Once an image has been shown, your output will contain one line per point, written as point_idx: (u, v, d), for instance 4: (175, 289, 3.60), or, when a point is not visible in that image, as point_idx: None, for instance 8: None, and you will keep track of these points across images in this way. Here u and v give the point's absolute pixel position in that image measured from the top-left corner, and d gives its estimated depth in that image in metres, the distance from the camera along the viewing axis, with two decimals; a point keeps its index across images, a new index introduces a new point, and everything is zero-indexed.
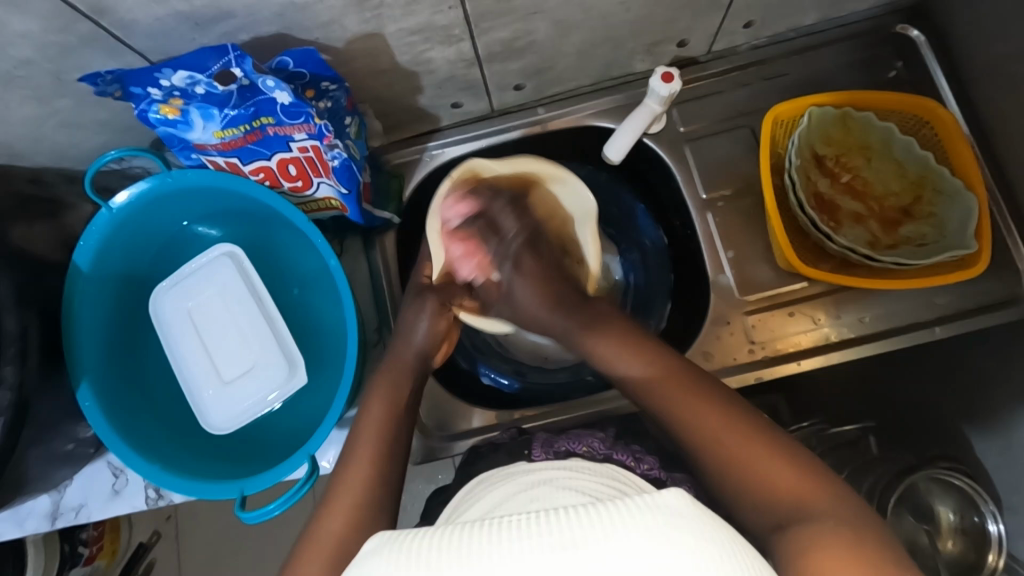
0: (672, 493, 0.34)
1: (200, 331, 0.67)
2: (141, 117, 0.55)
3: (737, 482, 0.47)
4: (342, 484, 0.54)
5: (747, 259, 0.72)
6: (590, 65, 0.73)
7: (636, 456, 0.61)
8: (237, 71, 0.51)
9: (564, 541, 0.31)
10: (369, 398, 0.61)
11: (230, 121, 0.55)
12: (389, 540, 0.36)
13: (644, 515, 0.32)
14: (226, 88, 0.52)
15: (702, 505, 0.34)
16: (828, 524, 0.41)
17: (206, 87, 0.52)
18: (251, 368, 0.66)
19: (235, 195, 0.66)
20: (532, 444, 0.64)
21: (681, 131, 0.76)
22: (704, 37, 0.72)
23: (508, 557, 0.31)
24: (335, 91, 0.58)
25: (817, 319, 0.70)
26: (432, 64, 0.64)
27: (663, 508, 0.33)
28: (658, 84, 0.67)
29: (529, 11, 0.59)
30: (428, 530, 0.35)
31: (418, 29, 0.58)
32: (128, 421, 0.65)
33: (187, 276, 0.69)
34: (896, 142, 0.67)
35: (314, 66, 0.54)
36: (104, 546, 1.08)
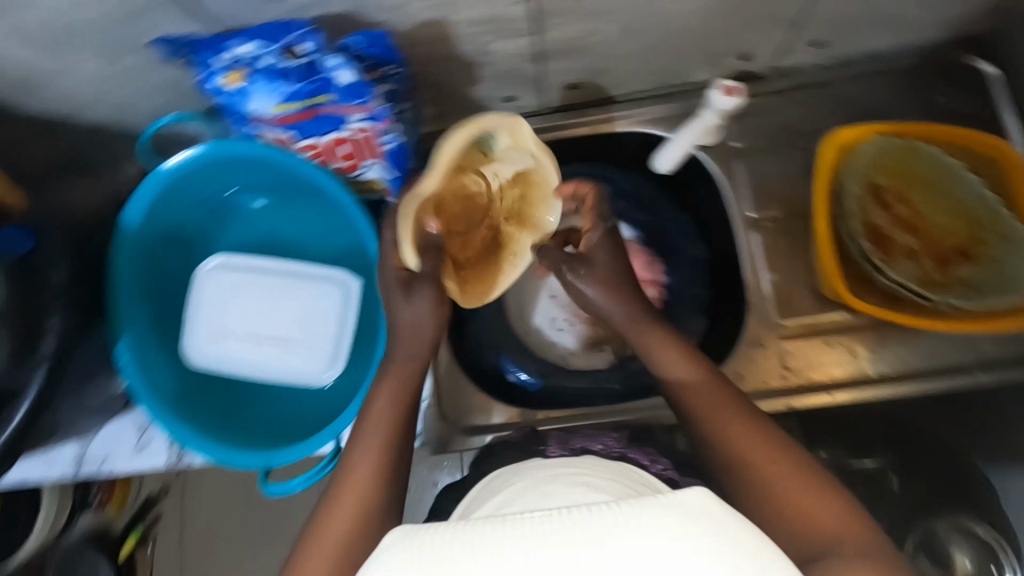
0: (695, 491, 0.34)
1: (243, 331, 0.67)
2: (203, 83, 0.55)
3: (782, 506, 0.45)
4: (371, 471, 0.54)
5: (788, 284, 0.71)
6: (650, 71, 0.71)
7: (650, 456, 0.61)
8: (305, 47, 0.52)
9: (593, 537, 0.31)
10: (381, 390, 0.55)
11: (290, 96, 0.55)
12: (407, 539, 0.35)
13: (670, 514, 0.32)
14: (291, 63, 0.53)
15: (724, 505, 0.34)
16: (864, 565, 0.40)
17: (271, 61, 0.53)
18: (312, 314, 0.67)
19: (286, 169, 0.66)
20: (548, 440, 0.65)
21: (734, 146, 0.75)
22: (770, 52, 0.71)
23: (539, 552, 0.31)
24: (398, 75, 0.57)
25: (856, 352, 0.68)
26: (494, 56, 0.64)
27: (685, 506, 0.33)
28: (719, 99, 0.65)
29: (598, 11, 0.58)
30: (448, 524, 0.35)
31: (485, 21, 0.57)
32: (159, 379, 0.65)
33: (198, 302, 0.67)
34: (961, 180, 0.64)
35: (381, 49, 0.55)
36: (115, 495, 1.07)
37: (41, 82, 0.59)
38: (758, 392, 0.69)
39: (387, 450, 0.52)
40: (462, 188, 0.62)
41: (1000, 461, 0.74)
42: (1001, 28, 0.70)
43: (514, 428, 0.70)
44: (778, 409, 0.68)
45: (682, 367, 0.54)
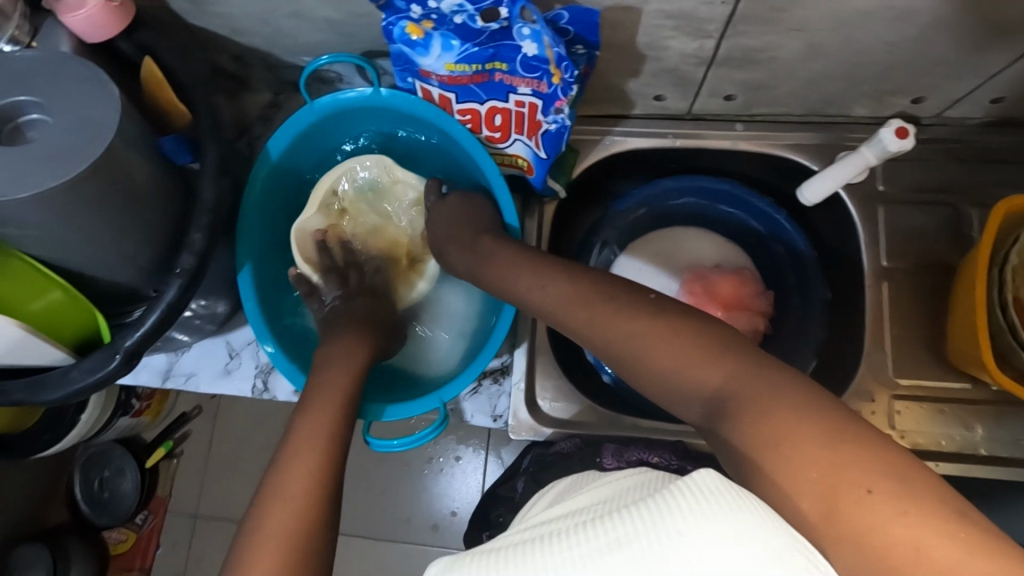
0: (706, 471, 0.30)
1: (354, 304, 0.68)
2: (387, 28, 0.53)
3: (743, 429, 0.38)
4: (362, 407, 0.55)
5: (911, 342, 0.68)
6: (811, 96, 0.68)
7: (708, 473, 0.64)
8: (503, 11, 0.50)
9: (618, 539, 0.29)
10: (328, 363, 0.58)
11: (467, 57, 0.54)
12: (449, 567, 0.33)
13: (684, 501, 0.29)
14: (484, 25, 0.51)
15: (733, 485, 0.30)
16: (778, 402, 0.37)
17: (465, 19, 0.51)
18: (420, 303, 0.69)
19: (436, 128, 0.65)
20: (604, 451, 0.65)
21: (878, 189, 0.72)
22: (942, 99, 0.67)
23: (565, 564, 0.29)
24: (583, 57, 0.55)
25: (970, 426, 0.66)
26: (665, 52, 0.62)
27: (697, 491, 0.29)
28: (888, 138, 0.62)
29: (793, 26, 0.56)
30: (484, 554, 0.32)
31: (677, 14, 0.55)
32: (272, 311, 0.64)
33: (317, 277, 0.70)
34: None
35: (585, 28, 0.52)
36: (151, 406, 1.04)
37: None
38: None
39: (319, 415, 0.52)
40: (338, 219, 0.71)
41: None
42: None
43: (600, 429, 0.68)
44: None
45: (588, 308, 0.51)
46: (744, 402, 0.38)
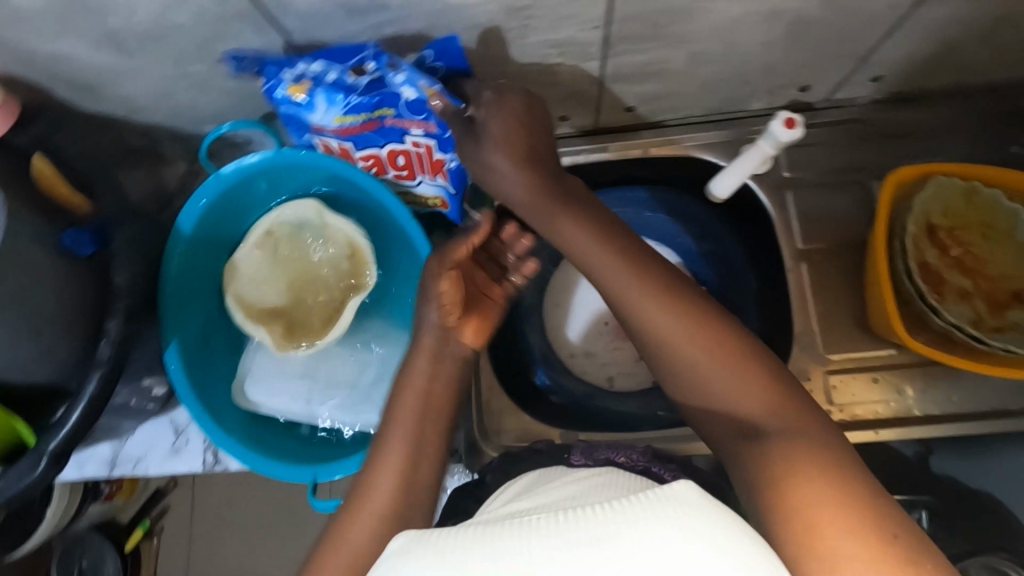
0: (682, 483, 0.34)
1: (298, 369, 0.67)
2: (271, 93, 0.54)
3: (796, 479, 0.42)
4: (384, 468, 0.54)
5: (838, 319, 0.71)
6: (707, 98, 0.71)
7: (673, 471, 0.61)
8: (371, 64, 0.51)
9: (593, 536, 0.32)
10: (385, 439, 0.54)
11: (352, 108, 0.55)
12: (413, 537, 0.36)
13: (661, 508, 0.33)
14: (358, 78, 0.52)
15: (711, 498, 0.34)
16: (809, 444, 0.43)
17: (338, 75, 0.52)
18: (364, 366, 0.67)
19: (345, 178, 0.65)
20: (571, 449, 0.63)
21: (785, 176, 0.74)
22: (830, 84, 0.70)
23: (537, 551, 0.31)
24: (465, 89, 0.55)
25: (903, 390, 0.68)
26: (557, 77, 0.63)
27: (677, 502, 0.33)
28: (778, 129, 0.65)
29: (671, 40, 0.58)
30: (453, 532, 0.35)
31: (558, 43, 0.57)
32: (206, 385, 0.64)
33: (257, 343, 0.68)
34: (1001, 208, 0.64)
35: (452, 58, 0.52)
36: (122, 486, 1.00)
37: (108, 81, 0.59)
38: None
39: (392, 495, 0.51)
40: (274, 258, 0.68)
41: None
42: None
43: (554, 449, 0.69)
44: None
45: (635, 283, 0.53)
46: (781, 438, 0.45)
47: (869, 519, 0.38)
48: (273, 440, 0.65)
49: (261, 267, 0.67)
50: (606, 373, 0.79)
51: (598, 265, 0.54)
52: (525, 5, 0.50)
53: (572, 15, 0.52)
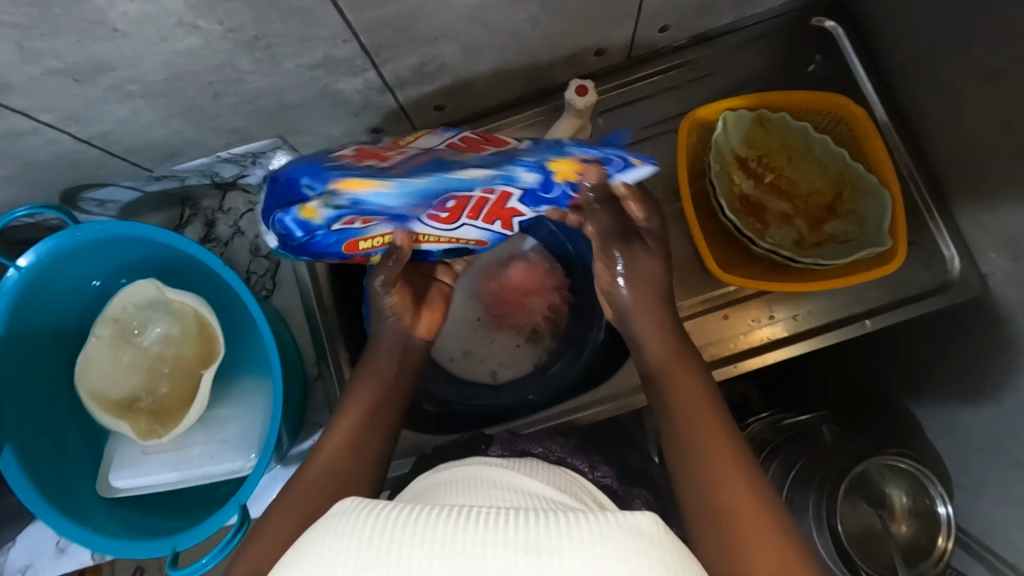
0: (645, 515, 0.33)
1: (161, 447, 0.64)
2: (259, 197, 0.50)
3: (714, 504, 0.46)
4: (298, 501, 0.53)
5: (682, 265, 0.72)
6: (510, 81, 0.72)
7: (589, 463, 0.59)
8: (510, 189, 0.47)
9: (536, 544, 0.30)
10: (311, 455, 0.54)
11: (413, 203, 0.45)
12: (358, 504, 0.35)
13: (618, 543, 0.31)
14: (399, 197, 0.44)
15: (668, 529, 0.34)
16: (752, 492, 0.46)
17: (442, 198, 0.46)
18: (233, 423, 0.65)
19: (150, 240, 0.64)
20: (492, 443, 0.64)
21: (608, 140, 0.76)
22: (621, 44, 0.72)
23: (475, 545, 0.30)
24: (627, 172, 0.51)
25: (753, 319, 0.70)
26: (343, 94, 0.63)
27: (641, 537, 0.32)
28: (572, 97, 0.67)
29: (431, 36, 0.58)
30: (400, 510, 0.33)
31: (319, 64, 0.57)
32: (54, 480, 0.62)
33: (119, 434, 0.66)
34: (814, 141, 0.67)
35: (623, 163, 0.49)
36: None
37: None
38: None
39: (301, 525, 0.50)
40: (125, 344, 0.66)
41: (912, 386, 0.81)
42: None
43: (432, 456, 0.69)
44: None
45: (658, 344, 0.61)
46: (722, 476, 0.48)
47: (769, 513, 0.45)
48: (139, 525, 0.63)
49: (111, 356, 0.66)
50: (489, 366, 0.80)
51: (670, 381, 0.59)
52: (255, 35, 0.50)
53: (311, 35, 0.52)
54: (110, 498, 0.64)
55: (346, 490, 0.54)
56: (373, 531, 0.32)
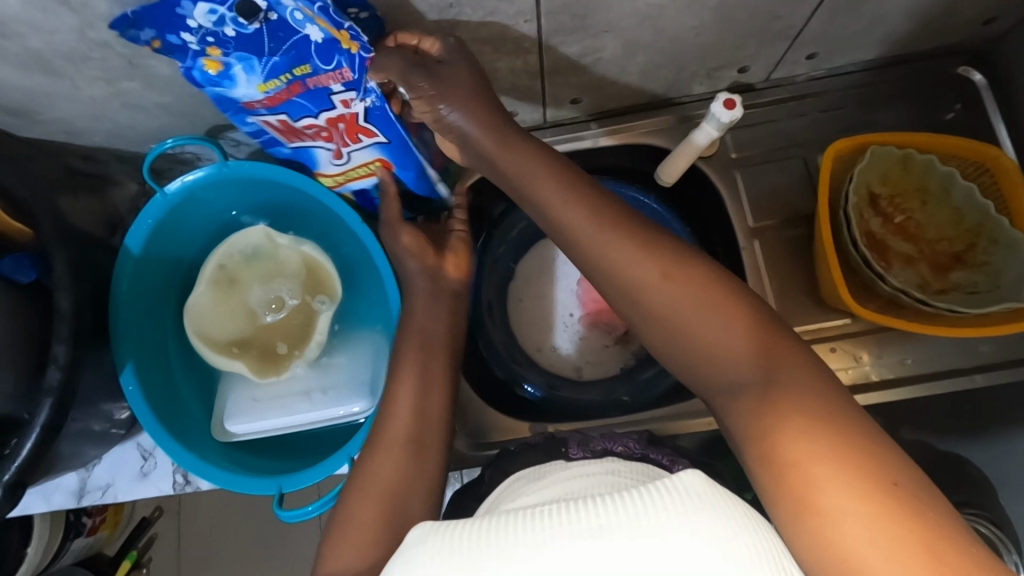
0: (689, 473, 0.35)
1: (273, 387, 0.66)
2: (185, 72, 0.51)
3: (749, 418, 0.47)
4: (369, 473, 0.53)
5: (792, 292, 0.72)
6: (649, 83, 0.72)
7: (671, 457, 0.61)
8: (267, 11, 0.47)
9: (598, 527, 0.32)
10: (376, 438, 0.55)
11: (271, 71, 0.51)
12: (434, 529, 0.36)
13: (668, 501, 0.33)
14: (252, 24, 0.48)
15: (719, 486, 0.35)
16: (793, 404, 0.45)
17: (234, 27, 0.48)
18: (342, 368, 0.67)
19: (285, 184, 0.65)
20: (569, 443, 0.63)
21: (733, 157, 0.76)
22: (766, 64, 0.72)
23: (547, 541, 0.32)
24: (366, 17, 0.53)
25: (858, 358, 0.70)
26: (497, 73, 0.65)
27: (680, 492, 0.34)
28: (719, 110, 0.66)
29: (602, 28, 0.59)
30: (467, 523, 0.35)
31: (491, 39, 0.58)
32: (166, 405, 0.63)
33: (232, 377, 0.68)
34: (955, 188, 0.66)
35: None
36: (106, 519, 1.10)
37: (42, 104, 0.59)
38: None
39: (384, 503, 0.51)
40: (235, 296, 0.69)
41: None
42: (990, 36, 0.72)
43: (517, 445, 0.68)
44: None
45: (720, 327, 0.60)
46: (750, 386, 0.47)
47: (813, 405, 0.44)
48: (245, 464, 0.64)
49: (219, 302, 0.69)
50: (576, 362, 0.80)
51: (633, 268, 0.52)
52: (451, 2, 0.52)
53: (499, 10, 0.54)
54: (225, 442, 0.65)
55: (422, 470, 0.53)
56: (455, 551, 0.34)
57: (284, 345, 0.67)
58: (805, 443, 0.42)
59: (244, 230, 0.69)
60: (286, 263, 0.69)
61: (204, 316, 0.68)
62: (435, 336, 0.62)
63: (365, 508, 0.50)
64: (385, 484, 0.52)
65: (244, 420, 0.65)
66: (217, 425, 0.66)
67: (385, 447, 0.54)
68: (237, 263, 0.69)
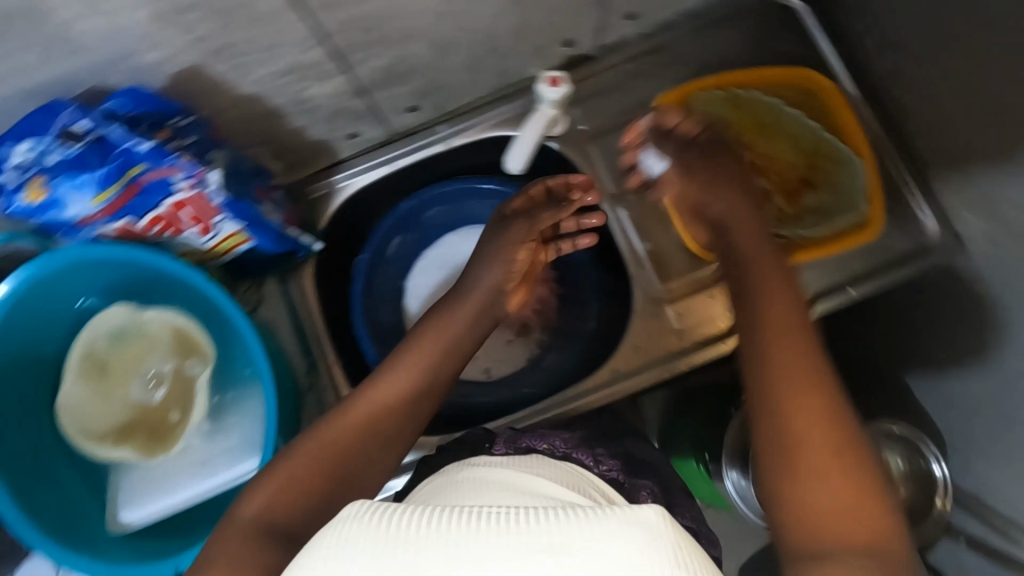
0: (651, 508, 0.32)
1: (163, 465, 0.65)
2: (10, 211, 0.52)
3: (810, 556, 0.39)
4: (295, 458, 0.50)
5: (664, 249, 0.73)
6: (481, 76, 0.72)
7: (594, 457, 0.56)
8: (81, 126, 0.50)
9: (553, 544, 0.30)
10: (324, 430, 0.52)
11: (102, 183, 0.52)
12: (372, 508, 0.33)
13: (606, 523, 0.30)
14: (78, 146, 0.50)
15: (677, 524, 0.32)
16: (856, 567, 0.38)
17: (60, 153, 0.50)
18: (225, 432, 0.66)
19: (124, 262, 0.62)
20: (494, 440, 0.61)
21: (583, 129, 0.77)
22: (590, 33, 0.72)
23: (496, 550, 0.29)
24: (187, 124, 0.56)
25: (735, 298, 0.71)
26: (314, 100, 0.63)
27: (640, 527, 0.31)
28: (545, 90, 0.67)
29: (400, 36, 0.58)
30: (417, 511, 0.32)
31: (289, 70, 0.57)
32: (52, 513, 0.61)
33: (121, 463, 0.66)
34: (786, 116, 0.68)
35: (149, 102, 0.52)
36: None
37: None
38: (657, 359, 0.71)
39: (305, 488, 0.48)
40: (106, 382, 0.66)
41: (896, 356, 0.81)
42: None
43: (436, 453, 0.65)
44: (680, 371, 0.71)
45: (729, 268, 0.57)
46: (824, 550, 0.39)
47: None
48: (144, 549, 0.63)
49: (91, 391, 0.66)
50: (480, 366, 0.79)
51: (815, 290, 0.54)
52: (222, 44, 0.51)
53: (278, 41, 0.53)
54: (122, 532, 0.64)
55: (365, 464, 0.51)
56: (394, 539, 0.31)
57: (177, 412, 0.65)
58: (820, 503, 0.42)
59: (101, 312, 0.66)
60: (154, 333, 0.67)
61: (84, 410, 0.66)
62: (464, 329, 0.61)
63: (278, 484, 0.48)
64: (313, 471, 0.49)
65: (140, 504, 0.64)
66: (111, 516, 0.64)
67: (325, 437, 0.51)
68: (100, 347, 0.66)
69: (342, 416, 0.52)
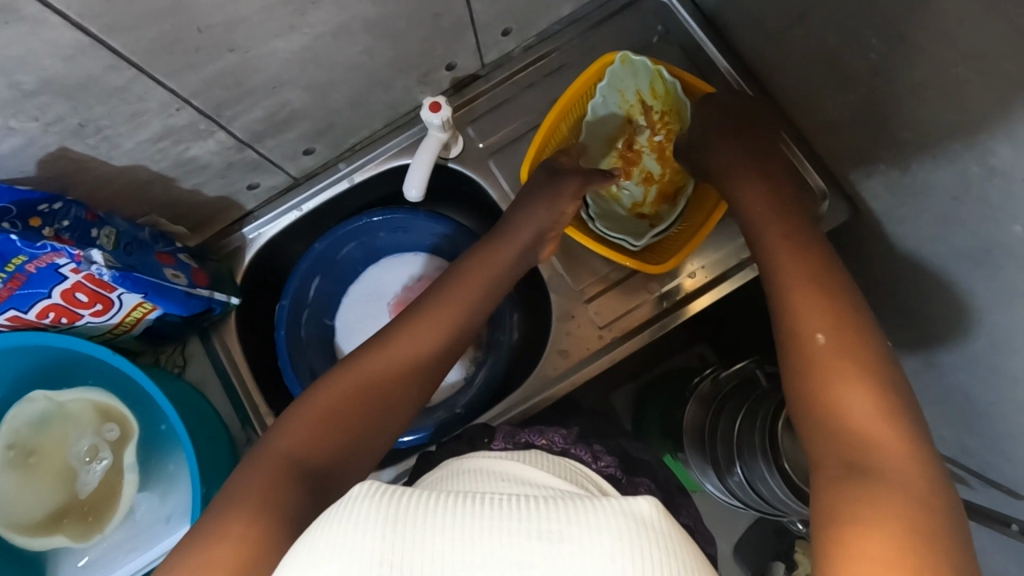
0: (645, 499, 0.31)
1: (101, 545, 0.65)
2: None
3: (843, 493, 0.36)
4: (330, 393, 0.51)
5: (574, 252, 0.75)
6: (369, 111, 0.73)
7: (593, 453, 0.57)
8: None
9: (550, 530, 0.28)
10: (351, 368, 0.53)
11: None
12: (381, 491, 0.31)
13: (611, 519, 0.29)
14: None
15: (676, 523, 0.31)
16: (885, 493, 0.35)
17: None
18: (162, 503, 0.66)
19: (33, 347, 0.61)
20: (493, 435, 0.61)
21: (481, 147, 0.78)
22: (468, 55, 0.74)
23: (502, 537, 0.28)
24: (59, 208, 0.56)
25: (651, 289, 0.72)
26: (200, 160, 0.64)
27: (641, 524, 0.29)
28: (429, 115, 0.69)
29: (267, 86, 0.59)
30: (427, 499, 0.30)
31: (161, 136, 0.58)
32: None
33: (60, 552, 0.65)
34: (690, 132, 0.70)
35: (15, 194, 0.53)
36: None
37: None
38: (583, 360, 0.72)
39: (326, 425, 0.49)
40: (31, 471, 0.64)
41: None
42: None
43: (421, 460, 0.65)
44: (604, 367, 0.72)
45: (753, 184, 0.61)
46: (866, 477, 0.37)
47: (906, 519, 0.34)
48: None
49: (14, 482, 0.63)
50: None
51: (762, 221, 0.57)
52: (79, 122, 0.52)
53: (139, 110, 0.53)
54: None
55: (391, 408, 0.52)
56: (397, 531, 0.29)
57: (116, 480, 0.65)
58: (843, 428, 0.40)
59: (23, 400, 0.64)
60: (76, 412, 0.65)
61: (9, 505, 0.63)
62: (499, 273, 0.63)
63: (305, 424, 0.49)
64: (342, 405, 0.50)
65: None
66: None
67: (349, 375, 0.52)
68: (22, 435, 0.64)
69: (368, 359, 0.54)
